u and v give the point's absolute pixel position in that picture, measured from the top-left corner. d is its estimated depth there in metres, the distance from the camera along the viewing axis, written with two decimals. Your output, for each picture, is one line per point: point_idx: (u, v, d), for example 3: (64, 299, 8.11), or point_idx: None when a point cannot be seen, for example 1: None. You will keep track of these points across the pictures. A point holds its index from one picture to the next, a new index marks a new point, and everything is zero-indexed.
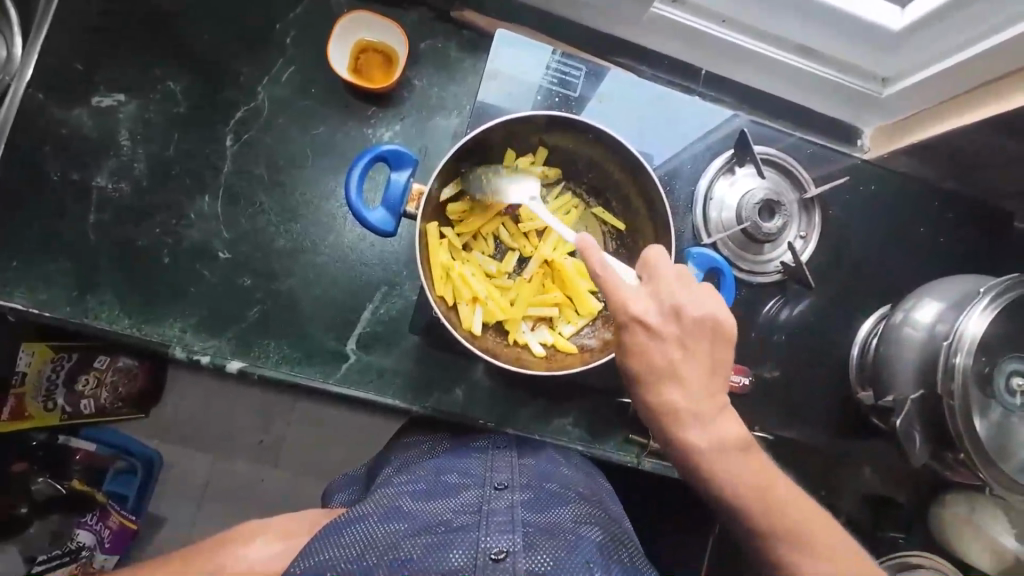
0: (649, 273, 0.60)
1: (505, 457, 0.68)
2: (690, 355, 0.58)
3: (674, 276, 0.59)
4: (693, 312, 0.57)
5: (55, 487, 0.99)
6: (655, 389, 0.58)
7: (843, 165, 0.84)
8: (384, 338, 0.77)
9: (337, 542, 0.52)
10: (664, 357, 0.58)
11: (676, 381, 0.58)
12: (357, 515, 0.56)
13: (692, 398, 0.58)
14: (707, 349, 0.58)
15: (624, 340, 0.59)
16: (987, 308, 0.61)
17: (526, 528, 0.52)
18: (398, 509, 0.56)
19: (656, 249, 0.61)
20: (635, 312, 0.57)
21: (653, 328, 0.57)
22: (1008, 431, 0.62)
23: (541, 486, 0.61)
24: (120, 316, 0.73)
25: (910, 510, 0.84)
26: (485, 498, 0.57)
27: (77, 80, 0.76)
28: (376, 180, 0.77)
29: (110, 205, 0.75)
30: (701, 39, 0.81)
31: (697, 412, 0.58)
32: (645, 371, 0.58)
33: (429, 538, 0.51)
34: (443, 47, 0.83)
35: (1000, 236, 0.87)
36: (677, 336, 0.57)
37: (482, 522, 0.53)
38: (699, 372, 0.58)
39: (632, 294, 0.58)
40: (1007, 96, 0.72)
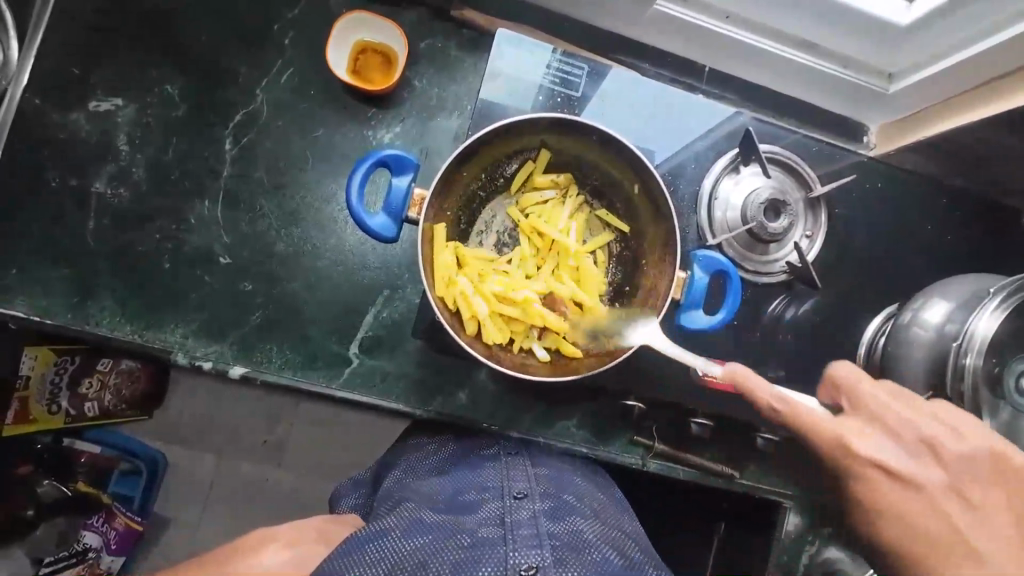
0: (849, 397, 0.60)
1: (520, 464, 0.68)
2: (978, 498, 0.54)
3: (907, 409, 0.58)
4: (953, 449, 0.55)
5: (62, 489, 0.98)
6: (929, 552, 0.54)
7: (848, 162, 0.83)
8: (387, 342, 0.76)
9: (364, 560, 0.50)
10: (903, 501, 0.56)
11: (959, 531, 0.54)
12: (378, 530, 0.55)
13: (973, 549, 0.53)
14: (997, 491, 0.55)
15: (859, 488, 0.57)
16: (998, 308, 0.60)
17: (552, 541, 0.52)
18: (421, 522, 0.55)
19: (839, 362, 0.62)
20: (957, 453, 0.55)
21: (896, 472, 0.56)
22: (1016, 433, 0.62)
23: (560, 495, 0.61)
24: (121, 322, 0.73)
25: None
26: (506, 508, 0.57)
27: (73, 83, 0.75)
28: (377, 185, 0.76)
29: (109, 210, 0.75)
30: (704, 36, 0.80)
31: (975, 565, 0.52)
32: (891, 520, 0.56)
33: (457, 554, 0.50)
34: (443, 46, 0.82)
35: (1007, 233, 0.86)
36: (944, 479, 0.55)
37: (508, 535, 0.52)
38: (989, 519, 0.54)
39: (850, 433, 0.57)
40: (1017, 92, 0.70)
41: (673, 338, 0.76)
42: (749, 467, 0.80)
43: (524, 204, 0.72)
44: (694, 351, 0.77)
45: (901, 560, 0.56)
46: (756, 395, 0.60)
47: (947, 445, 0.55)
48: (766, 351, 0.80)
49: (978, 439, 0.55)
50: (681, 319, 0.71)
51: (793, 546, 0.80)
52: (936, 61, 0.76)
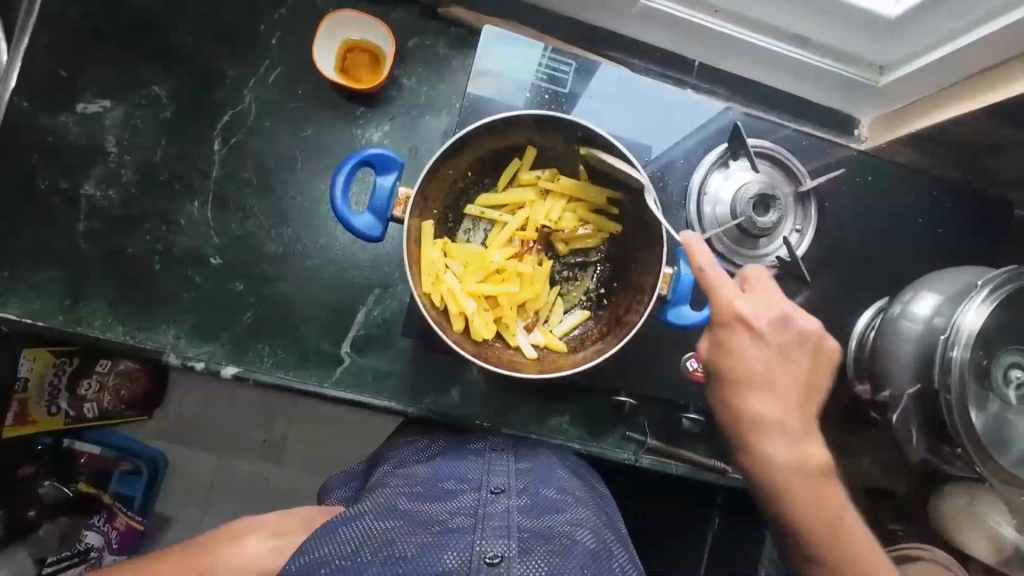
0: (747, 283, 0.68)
1: (502, 460, 0.68)
2: (795, 359, 0.66)
3: (771, 291, 0.67)
4: (796, 324, 0.66)
5: (63, 490, 1.00)
6: (748, 389, 0.65)
7: (839, 156, 0.83)
8: (378, 340, 0.77)
9: (333, 539, 0.53)
10: (751, 351, 0.64)
11: (772, 376, 0.65)
12: (354, 513, 0.57)
13: (771, 391, 0.65)
14: (807, 362, 0.66)
15: (720, 335, 0.65)
16: (984, 302, 0.60)
17: (521, 533, 0.52)
18: (395, 507, 0.57)
19: (754, 266, 0.69)
20: (796, 329, 0.65)
21: (758, 330, 0.64)
22: (1003, 425, 0.62)
23: (538, 488, 0.61)
24: (113, 325, 0.73)
25: (908, 501, 0.84)
26: (482, 500, 0.58)
27: (60, 87, 0.75)
28: (363, 186, 0.75)
29: (99, 212, 0.75)
30: (692, 30, 0.80)
31: (764, 396, 0.65)
32: (736, 365, 0.65)
33: (425, 538, 0.51)
34: (431, 44, 0.82)
35: (1000, 226, 0.86)
36: (784, 342, 0.65)
37: (478, 525, 0.53)
38: (796, 375, 0.65)
39: (738, 296, 0.64)
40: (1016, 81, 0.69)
41: (663, 333, 0.77)
42: None
43: (506, 201, 0.70)
44: (684, 346, 0.78)
45: (722, 388, 0.67)
46: (694, 262, 0.64)
47: (794, 322, 0.65)
48: None
49: (815, 327, 0.66)
50: (667, 315, 0.71)
51: None
52: (924, 54, 0.75)
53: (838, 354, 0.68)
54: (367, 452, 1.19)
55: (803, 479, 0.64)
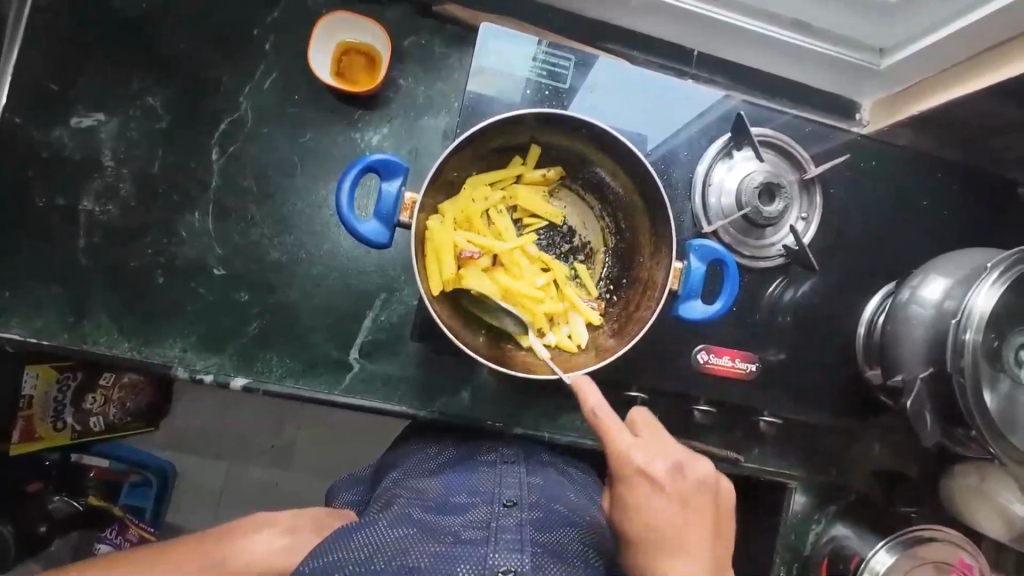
0: (646, 430, 0.61)
1: (514, 471, 0.66)
2: (697, 516, 0.56)
3: (665, 435, 0.61)
4: (695, 471, 0.57)
5: (73, 504, 1.02)
6: (659, 558, 0.54)
7: (841, 141, 0.83)
8: (387, 346, 0.76)
9: (346, 543, 0.52)
10: (654, 509, 0.55)
11: (681, 539, 0.55)
12: (366, 520, 0.56)
13: (686, 556, 0.54)
14: (715, 515, 0.57)
15: (622, 491, 0.58)
16: (995, 283, 0.60)
17: (535, 549, 0.51)
18: (408, 516, 0.56)
19: (640, 408, 0.63)
20: (698, 478, 0.57)
21: (656, 479, 0.56)
22: (1014, 404, 0.62)
23: (550, 503, 0.60)
24: (119, 340, 0.73)
25: (919, 482, 0.85)
26: (494, 514, 0.56)
27: (53, 100, 0.74)
28: (367, 191, 0.74)
29: (98, 227, 0.74)
30: (691, 18, 0.79)
31: (680, 566, 0.53)
32: (639, 524, 0.56)
33: (438, 547, 0.50)
34: (427, 43, 0.81)
35: (1004, 205, 0.86)
36: (684, 492, 0.56)
37: (492, 538, 0.52)
38: (705, 532, 0.55)
39: (630, 444, 0.58)
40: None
41: (672, 325, 0.76)
42: (755, 449, 0.81)
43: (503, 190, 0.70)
44: (693, 339, 0.78)
45: (635, 557, 0.56)
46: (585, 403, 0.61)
47: (690, 468, 0.58)
48: (765, 335, 0.80)
49: (717, 473, 0.58)
50: (677, 309, 0.71)
51: (800, 525, 0.82)
52: (925, 36, 0.75)
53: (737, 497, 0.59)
54: (376, 452, 1.19)
55: None
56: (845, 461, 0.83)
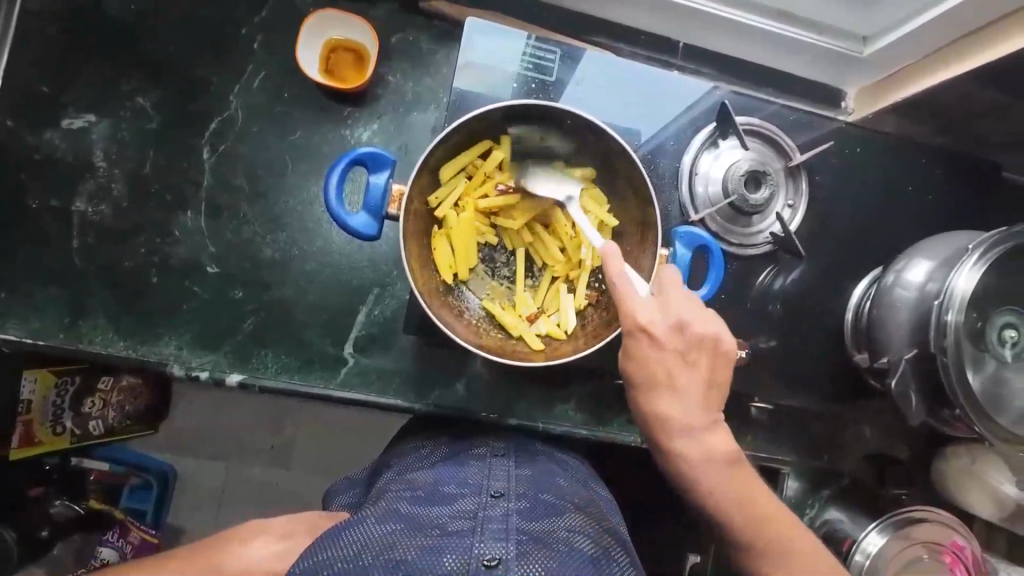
0: (653, 288, 0.63)
1: (503, 464, 0.66)
2: (690, 364, 0.61)
3: (675, 292, 0.62)
4: (696, 327, 0.60)
5: (74, 508, 1.02)
6: (649, 393, 0.62)
7: (827, 129, 0.84)
8: (380, 340, 0.77)
9: (337, 542, 0.53)
10: (654, 365, 0.60)
11: (671, 381, 0.61)
12: (357, 519, 0.57)
13: (683, 402, 0.61)
14: (708, 363, 0.61)
15: (626, 344, 0.61)
16: (976, 264, 0.61)
17: (520, 536, 0.51)
18: (396, 512, 0.56)
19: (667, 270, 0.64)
20: (699, 332, 0.60)
21: (657, 337, 0.60)
22: (998, 383, 0.63)
23: (537, 494, 0.60)
24: (115, 339, 0.73)
25: (910, 464, 0.86)
26: (481, 505, 0.57)
27: (44, 103, 0.74)
28: (356, 187, 0.75)
29: (91, 227, 0.75)
30: (675, 11, 0.80)
31: (669, 401, 0.61)
32: (637, 371, 0.61)
33: (424, 540, 0.51)
34: (415, 39, 0.82)
35: (989, 190, 0.87)
36: (683, 347, 0.60)
37: (478, 528, 0.52)
38: (696, 376, 0.61)
39: (638, 303, 0.60)
40: (1006, 40, 0.68)
41: None
42: (749, 436, 0.81)
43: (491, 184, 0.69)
44: None
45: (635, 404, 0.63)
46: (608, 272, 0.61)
47: (693, 326, 0.60)
48: (755, 322, 0.81)
49: (718, 326, 0.61)
50: None
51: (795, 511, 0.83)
52: (904, 24, 0.76)
53: (737, 348, 0.63)
54: (372, 454, 1.19)
55: (718, 479, 0.60)
56: (837, 445, 0.84)
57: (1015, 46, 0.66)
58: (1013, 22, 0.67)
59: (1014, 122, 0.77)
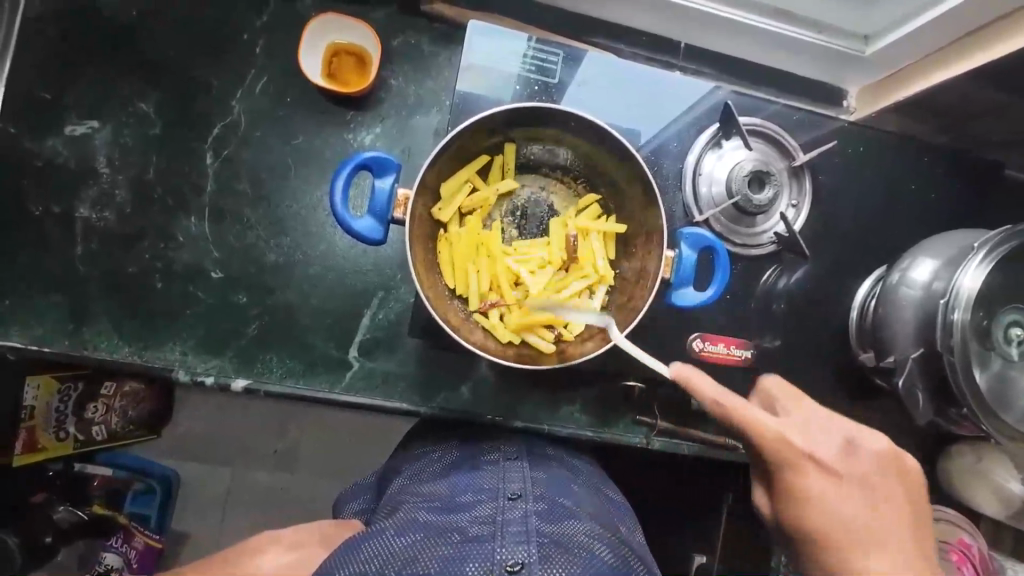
0: (778, 404, 0.65)
1: (517, 467, 0.66)
2: (879, 498, 0.58)
3: (814, 411, 0.63)
4: (866, 445, 0.60)
5: (77, 514, 1.01)
6: (850, 548, 0.56)
7: (830, 128, 0.84)
8: (385, 343, 0.77)
9: (357, 556, 0.53)
10: (829, 495, 0.58)
11: (866, 528, 0.57)
12: (374, 530, 0.57)
13: (885, 546, 0.56)
14: (899, 489, 0.59)
15: (795, 485, 0.59)
16: (981, 263, 0.61)
17: (540, 539, 0.52)
18: (414, 521, 0.56)
19: (768, 378, 0.67)
20: (870, 451, 0.60)
21: (826, 464, 0.59)
22: (1004, 381, 0.63)
23: (553, 496, 0.60)
24: (120, 345, 0.73)
25: (917, 463, 0.86)
26: (499, 509, 0.57)
27: (46, 110, 0.74)
28: (362, 190, 0.75)
29: (95, 233, 0.74)
30: (676, 11, 0.80)
31: (878, 553, 0.56)
32: (818, 514, 0.58)
33: (446, 549, 0.51)
34: (416, 42, 0.82)
35: (991, 187, 0.87)
36: (863, 473, 0.59)
37: (497, 533, 0.52)
38: (893, 513, 0.58)
39: (788, 429, 0.60)
40: (1007, 38, 0.67)
41: (666, 314, 0.77)
42: None
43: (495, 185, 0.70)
44: (689, 328, 0.78)
45: (814, 549, 0.58)
46: (701, 395, 0.61)
47: (862, 445, 0.60)
48: (760, 322, 0.81)
49: (889, 444, 0.61)
50: (670, 297, 0.71)
51: None
52: (906, 24, 0.76)
53: (922, 471, 0.61)
54: (380, 459, 1.20)
55: None
56: None
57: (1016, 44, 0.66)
58: (1015, 20, 0.67)
59: (1017, 120, 0.76)
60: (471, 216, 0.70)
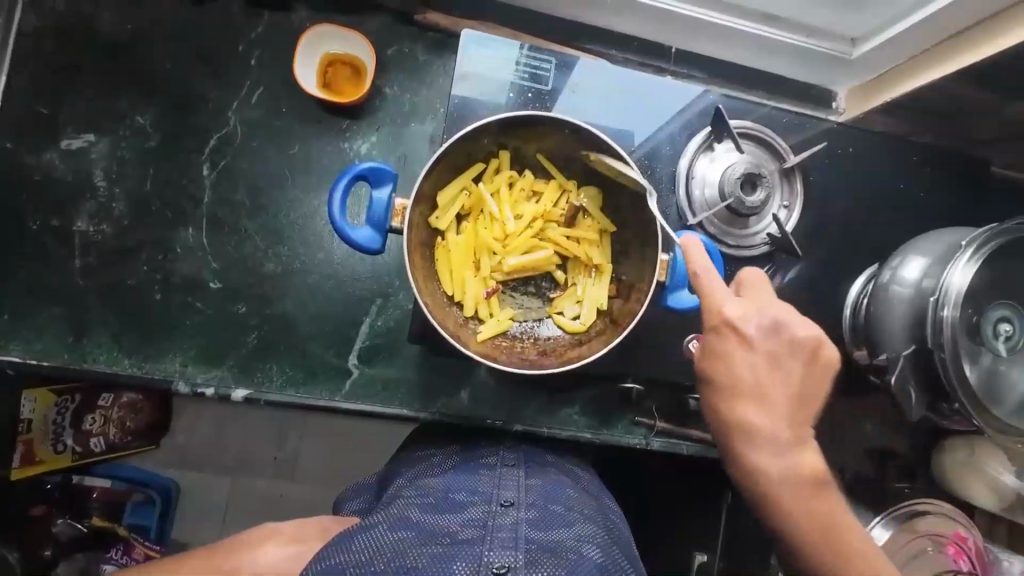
0: (743, 289, 0.65)
1: (513, 473, 0.67)
2: (781, 368, 0.61)
3: (763, 297, 0.63)
4: (791, 330, 0.61)
5: (76, 526, 1.02)
6: (734, 400, 0.61)
7: (820, 129, 0.85)
8: (385, 350, 0.78)
9: (348, 547, 0.53)
10: (738, 360, 0.61)
11: (760, 387, 0.61)
12: (368, 523, 0.58)
13: (766, 403, 0.61)
14: (803, 368, 0.62)
15: (709, 341, 0.62)
16: (970, 260, 0.62)
17: (528, 545, 0.53)
18: (407, 518, 0.57)
19: (752, 270, 0.66)
20: (791, 333, 0.61)
21: (746, 333, 0.60)
22: (994, 376, 0.65)
23: (546, 504, 0.61)
24: (120, 357, 0.74)
25: (911, 456, 0.87)
26: (491, 513, 0.58)
27: (43, 124, 0.75)
28: (361, 200, 0.76)
29: (93, 246, 0.75)
30: (666, 18, 0.81)
31: (755, 406, 0.61)
32: (720, 369, 0.62)
33: (435, 548, 0.52)
34: (410, 51, 0.82)
35: (981, 184, 0.88)
36: (776, 348, 0.61)
37: (487, 536, 0.53)
38: (789, 382, 0.61)
39: (727, 299, 0.61)
40: (990, 40, 0.69)
41: (662, 316, 0.78)
42: None
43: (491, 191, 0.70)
44: (686, 329, 0.79)
45: (709, 394, 0.63)
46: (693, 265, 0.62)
47: (787, 328, 0.61)
48: None
49: (818, 334, 0.62)
50: (667, 301, 0.71)
51: None
52: (891, 26, 0.78)
53: (838, 364, 0.63)
54: (381, 463, 1.20)
55: (796, 496, 0.60)
56: (840, 442, 0.85)
57: (1005, 43, 0.66)
58: (995, 23, 0.68)
59: (1003, 118, 0.77)
60: (468, 223, 0.71)
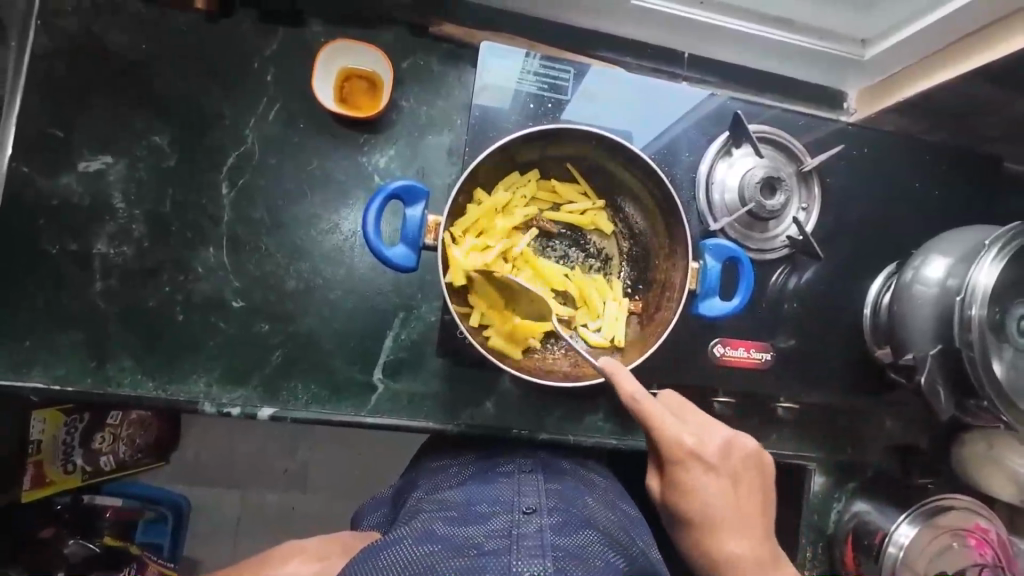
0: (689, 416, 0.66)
1: (532, 480, 0.67)
2: (739, 490, 0.62)
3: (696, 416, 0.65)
4: (739, 450, 0.63)
5: (89, 546, 0.96)
6: (707, 530, 0.61)
7: (833, 130, 0.86)
8: (409, 363, 0.78)
9: (376, 561, 0.52)
10: (708, 489, 0.61)
11: (727, 517, 0.61)
12: (392, 539, 0.56)
13: (737, 529, 0.61)
14: (754, 481, 0.64)
15: (676, 476, 0.61)
16: (996, 258, 0.63)
17: (555, 552, 0.51)
18: (432, 532, 0.56)
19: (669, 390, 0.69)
20: (741, 454, 0.63)
21: (709, 462, 0.61)
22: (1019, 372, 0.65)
23: (568, 508, 0.61)
24: (144, 380, 0.73)
25: (932, 451, 0.88)
26: (514, 522, 0.56)
27: (58, 147, 0.74)
28: (394, 219, 0.76)
29: (114, 269, 0.74)
30: (680, 23, 0.82)
31: (733, 534, 0.61)
32: (692, 504, 0.61)
33: (462, 561, 0.50)
34: (424, 62, 0.82)
35: (991, 180, 0.90)
36: (733, 469, 0.62)
37: (514, 546, 0.51)
38: (748, 500, 0.63)
39: (681, 430, 0.61)
40: (996, 44, 0.71)
41: (685, 322, 0.78)
42: (775, 435, 0.83)
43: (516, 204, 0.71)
44: (709, 333, 0.80)
45: (685, 527, 0.62)
46: (623, 389, 0.61)
47: (735, 449, 0.63)
48: (774, 322, 0.82)
49: (756, 447, 0.65)
50: (698, 308, 0.74)
51: (823, 506, 0.85)
52: (901, 29, 0.79)
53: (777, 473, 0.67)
54: (400, 464, 1.19)
55: None
56: (861, 439, 0.86)
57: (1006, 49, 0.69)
58: (1000, 29, 0.70)
59: (1008, 118, 0.80)
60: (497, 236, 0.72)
